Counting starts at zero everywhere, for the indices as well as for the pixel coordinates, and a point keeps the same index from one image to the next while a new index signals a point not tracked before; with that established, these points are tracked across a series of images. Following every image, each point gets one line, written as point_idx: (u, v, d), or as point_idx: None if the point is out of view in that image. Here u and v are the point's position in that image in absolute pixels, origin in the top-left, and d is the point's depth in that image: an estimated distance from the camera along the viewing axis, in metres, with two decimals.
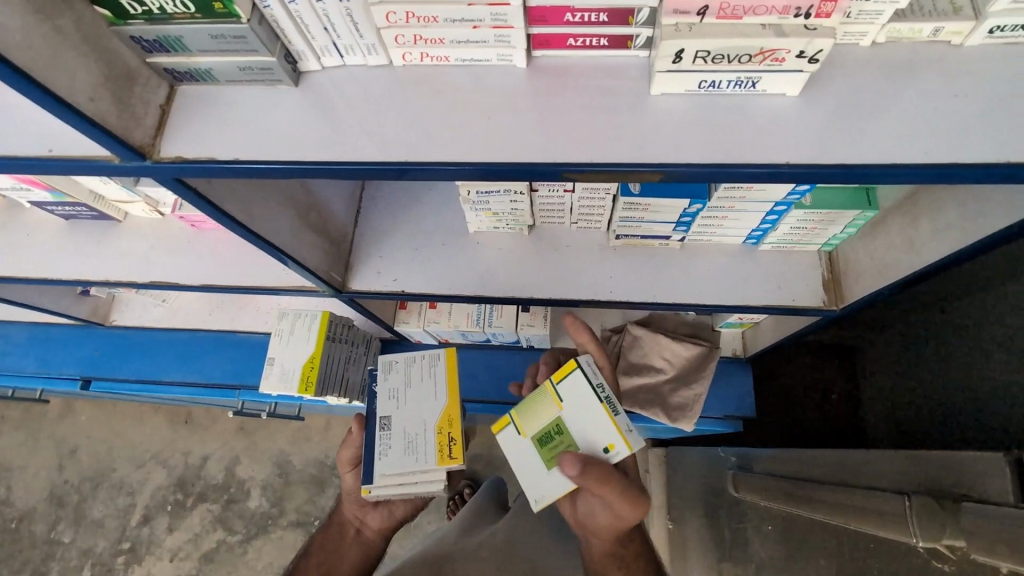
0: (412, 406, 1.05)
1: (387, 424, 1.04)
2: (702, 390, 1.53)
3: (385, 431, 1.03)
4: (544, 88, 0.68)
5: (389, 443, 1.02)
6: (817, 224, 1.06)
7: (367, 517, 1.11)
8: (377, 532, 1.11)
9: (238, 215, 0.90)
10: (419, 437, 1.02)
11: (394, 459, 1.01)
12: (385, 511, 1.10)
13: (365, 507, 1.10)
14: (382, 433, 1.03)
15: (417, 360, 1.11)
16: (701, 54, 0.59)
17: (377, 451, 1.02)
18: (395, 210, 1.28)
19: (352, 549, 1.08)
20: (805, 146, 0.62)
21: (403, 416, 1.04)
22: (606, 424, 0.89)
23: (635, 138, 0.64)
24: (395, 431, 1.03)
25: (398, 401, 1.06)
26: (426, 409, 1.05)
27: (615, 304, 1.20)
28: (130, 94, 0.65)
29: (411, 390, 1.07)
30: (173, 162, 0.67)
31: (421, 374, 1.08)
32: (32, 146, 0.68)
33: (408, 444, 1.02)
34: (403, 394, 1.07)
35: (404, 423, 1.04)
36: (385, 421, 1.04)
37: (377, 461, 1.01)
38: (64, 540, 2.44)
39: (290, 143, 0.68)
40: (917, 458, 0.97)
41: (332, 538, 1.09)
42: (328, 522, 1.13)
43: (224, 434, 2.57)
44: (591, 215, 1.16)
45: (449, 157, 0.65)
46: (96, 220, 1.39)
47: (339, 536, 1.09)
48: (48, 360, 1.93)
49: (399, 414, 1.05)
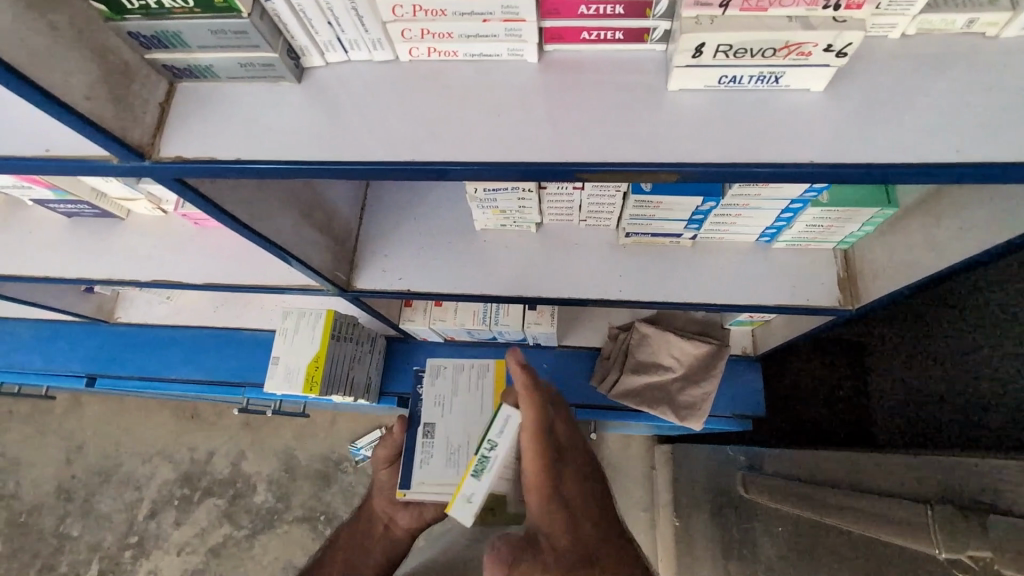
0: (458, 416, 1.00)
1: (431, 431, 0.99)
2: (711, 388, 1.50)
3: (428, 438, 0.98)
4: (557, 85, 0.65)
5: (432, 451, 0.97)
6: (835, 221, 1.03)
7: (397, 515, 1.04)
8: (405, 529, 1.03)
9: (243, 214, 0.88)
10: (463, 450, 0.97)
11: (433, 468, 0.96)
12: (413, 511, 1.02)
13: (394, 504, 1.05)
14: (425, 440, 0.98)
15: (466, 369, 1.05)
16: (722, 48, 0.57)
17: (419, 457, 0.97)
18: (400, 207, 1.26)
19: (378, 544, 1.03)
20: (830, 144, 0.59)
21: (448, 426, 0.99)
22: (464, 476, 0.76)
23: (650, 137, 0.62)
24: (439, 440, 0.98)
25: (444, 409, 1.01)
26: (472, 421, 0.99)
27: (624, 303, 1.17)
28: (128, 92, 0.62)
29: (459, 399, 1.02)
30: (173, 162, 0.65)
31: (469, 385, 1.03)
32: (30, 145, 0.67)
33: (450, 455, 0.97)
34: (449, 402, 1.01)
35: (449, 432, 0.98)
36: (428, 428, 0.99)
37: (417, 467, 0.96)
38: (72, 534, 2.45)
39: (294, 142, 0.66)
40: (936, 467, 0.99)
41: (362, 530, 1.07)
42: (363, 511, 1.12)
43: (230, 430, 2.57)
44: (600, 213, 1.14)
45: (460, 157, 0.63)
46: (98, 218, 1.38)
47: (369, 528, 1.07)
48: (53, 357, 1.92)
49: (444, 422, 1.00)
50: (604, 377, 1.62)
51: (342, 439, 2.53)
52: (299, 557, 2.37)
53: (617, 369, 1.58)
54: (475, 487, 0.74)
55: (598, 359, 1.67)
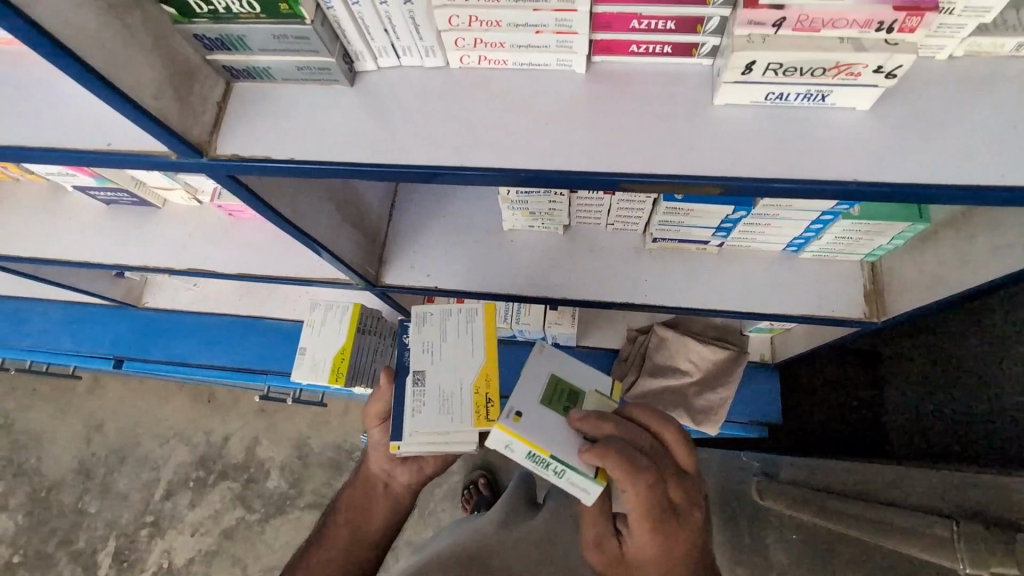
0: (446, 363, 1.06)
1: (421, 378, 1.04)
2: (728, 394, 1.51)
3: (418, 385, 1.04)
4: (603, 95, 0.67)
5: (422, 401, 1.02)
6: (864, 234, 1.03)
7: (397, 472, 1.13)
8: (406, 485, 1.14)
9: (284, 209, 0.91)
10: (454, 396, 1.02)
11: (426, 416, 1.01)
12: (413, 467, 1.12)
13: (392, 464, 1.12)
14: (416, 387, 1.04)
15: (454, 314, 1.11)
16: (772, 66, 0.57)
17: (410, 407, 1.02)
18: (430, 205, 1.27)
19: (381, 501, 1.14)
20: (869, 162, 0.60)
21: (437, 372, 1.05)
22: (530, 438, 0.87)
23: (690, 150, 0.63)
24: (430, 386, 1.04)
25: (433, 355, 1.07)
26: (462, 366, 1.05)
27: (646, 307, 1.19)
28: (190, 90, 0.65)
29: (447, 345, 1.08)
30: (229, 159, 0.68)
31: (457, 330, 1.09)
32: (91, 139, 0.70)
33: (442, 400, 1.02)
34: (438, 348, 1.07)
35: (439, 380, 1.04)
36: (418, 375, 1.05)
37: (410, 416, 1.01)
38: (90, 510, 2.51)
39: (342, 143, 0.68)
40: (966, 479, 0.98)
41: (361, 496, 1.15)
42: (360, 471, 1.18)
43: (246, 415, 2.61)
44: (629, 217, 1.15)
45: (482, 163, 0.65)
46: (136, 206, 1.42)
47: (368, 489, 1.15)
48: (82, 339, 1.97)
49: (434, 368, 1.05)
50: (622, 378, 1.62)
51: (354, 429, 2.57)
52: None
53: (634, 372, 1.58)
54: (518, 449, 0.89)
55: (615, 361, 1.68)
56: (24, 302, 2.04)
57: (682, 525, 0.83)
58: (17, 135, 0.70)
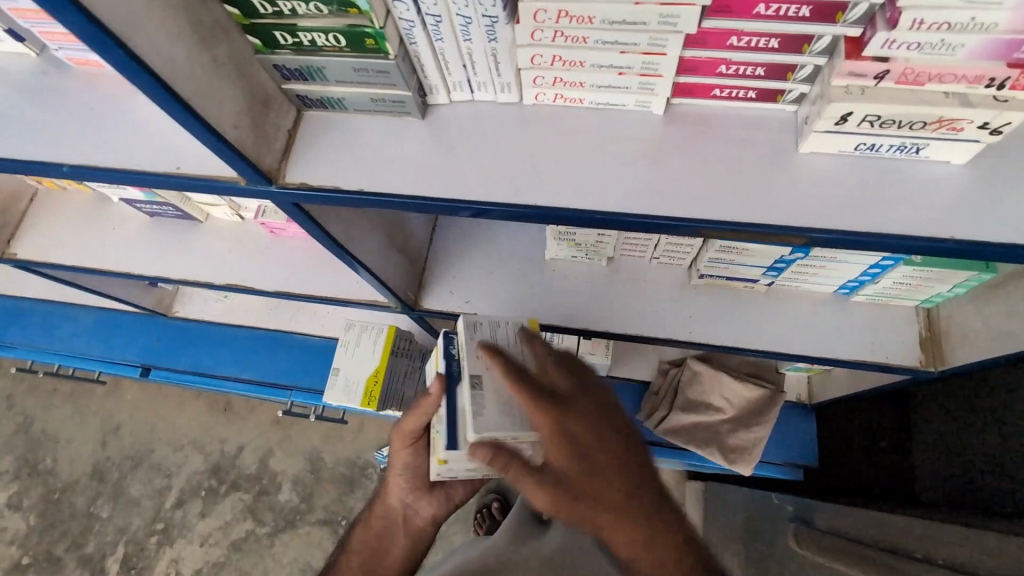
0: None
1: None
2: (763, 434, 1.44)
3: None
4: (683, 138, 0.65)
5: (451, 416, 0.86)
6: (923, 281, 1.00)
7: (420, 505, 1.08)
8: (429, 521, 1.08)
9: (336, 234, 0.91)
10: None
11: None
12: (440, 497, 1.08)
13: (417, 495, 1.07)
14: None
15: None
16: (869, 118, 0.56)
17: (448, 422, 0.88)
18: (470, 231, 1.26)
19: (400, 539, 1.06)
20: (963, 219, 0.58)
21: None
22: None
23: (772, 196, 0.61)
24: None
25: None
26: None
27: (688, 344, 1.16)
28: (265, 119, 0.65)
29: None
30: (297, 188, 0.67)
31: None
32: (160, 163, 0.70)
33: None
34: None
35: None
36: None
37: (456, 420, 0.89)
38: (101, 514, 2.46)
39: (412, 175, 0.67)
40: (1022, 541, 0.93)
41: (378, 534, 1.07)
42: (375, 509, 1.11)
43: (263, 425, 2.56)
44: (675, 253, 1.13)
45: (545, 203, 0.64)
46: (179, 219, 1.43)
47: (387, 526, 1.08)
48: (110, 345, 1.98)
49: None
50: (651, 413, 1.57)
51: (370, 445, 2.52)
52: (318, 561, 2.35)
53: (665, 407, 1.53)
54: None
55: (646, 394, 1.62)
56: (53, 306, 2.04)
57: (584, 464, 0.68)
58: (91, 155, 0.71)
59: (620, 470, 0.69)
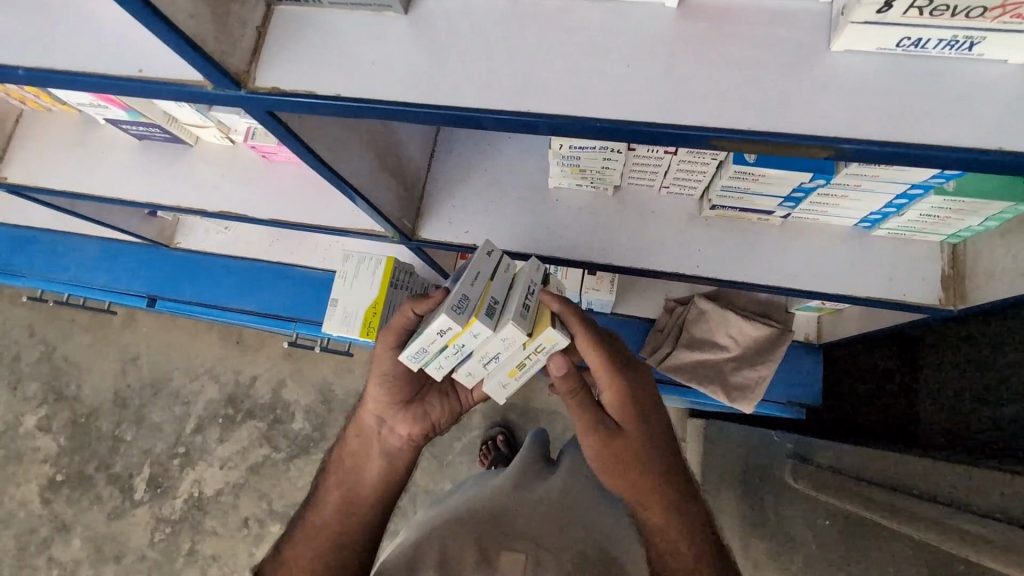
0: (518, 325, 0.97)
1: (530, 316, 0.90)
2: (768, 372, 1.40)
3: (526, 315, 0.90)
4: (702, 32, 0.57)
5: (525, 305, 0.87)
6: (953, 213, 0.92)
7: (396, 423, 1.02)
8: (404, 440, 1.02)
9: (320, 152, 0.85)
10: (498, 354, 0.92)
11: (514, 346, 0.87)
12: (417, 412, 1.01)
13: (394, 409, 1.01)
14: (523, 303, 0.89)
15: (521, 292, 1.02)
16: (918, 4, 0.49)
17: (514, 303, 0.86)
18: (471, 156, 1.19)
19: (374, 458, 1.02)
20: (1015, 128, 0.51)
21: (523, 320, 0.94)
22: None
23: (796, 104, 0.54)
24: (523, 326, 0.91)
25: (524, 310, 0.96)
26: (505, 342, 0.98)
27: (698, 279, 1.11)
28: (228, 11, 0.59)
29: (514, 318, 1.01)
30: (268, 93, 0.62)
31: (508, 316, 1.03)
32: (122, 66, 0.64)
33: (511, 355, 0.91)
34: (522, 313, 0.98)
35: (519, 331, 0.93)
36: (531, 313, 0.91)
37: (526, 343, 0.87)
38: (127, 438, 2.56)
39: (395, 79, 0.61)
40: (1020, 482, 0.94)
41: (355, 453, 1.03)
42: (351, 428, 1.06)
43: (274, 357, 2.60)
44: (686, 180, 1.05)
45: (539, 110, 0.57)
46: (169, 142, 1.37)
47: (363, 444, 1.03)
48: (115, 275, 1.97)
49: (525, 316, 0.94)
50: (655, 349, 1.53)
51: None
52: None
53: (669, 343, 1.49)
54: None
55: (651, 331, 1.59)
56: (56, 236, 2.02)
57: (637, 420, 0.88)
58: (47, 59, 0.66)
59: (656, 435, 0.91)
